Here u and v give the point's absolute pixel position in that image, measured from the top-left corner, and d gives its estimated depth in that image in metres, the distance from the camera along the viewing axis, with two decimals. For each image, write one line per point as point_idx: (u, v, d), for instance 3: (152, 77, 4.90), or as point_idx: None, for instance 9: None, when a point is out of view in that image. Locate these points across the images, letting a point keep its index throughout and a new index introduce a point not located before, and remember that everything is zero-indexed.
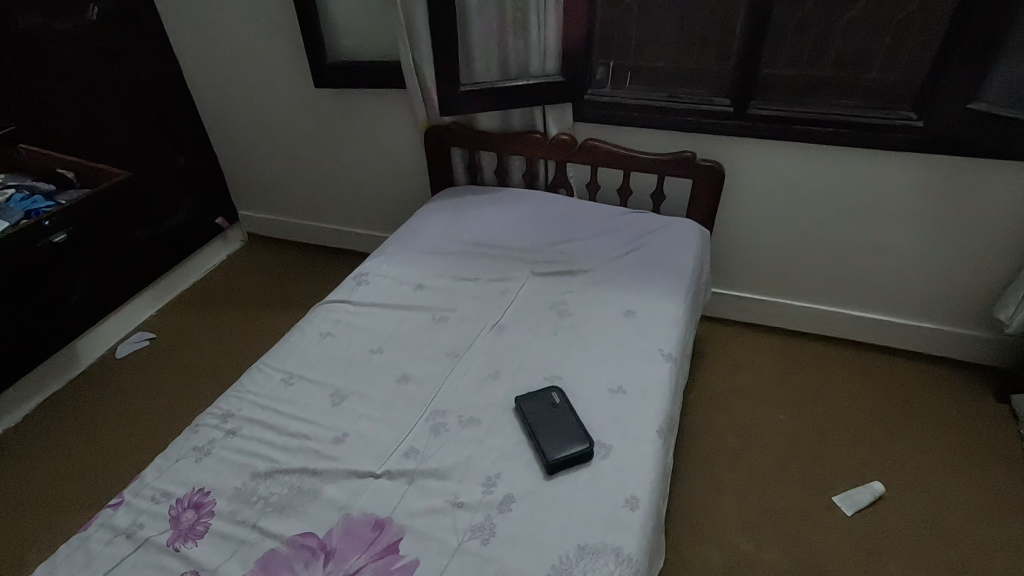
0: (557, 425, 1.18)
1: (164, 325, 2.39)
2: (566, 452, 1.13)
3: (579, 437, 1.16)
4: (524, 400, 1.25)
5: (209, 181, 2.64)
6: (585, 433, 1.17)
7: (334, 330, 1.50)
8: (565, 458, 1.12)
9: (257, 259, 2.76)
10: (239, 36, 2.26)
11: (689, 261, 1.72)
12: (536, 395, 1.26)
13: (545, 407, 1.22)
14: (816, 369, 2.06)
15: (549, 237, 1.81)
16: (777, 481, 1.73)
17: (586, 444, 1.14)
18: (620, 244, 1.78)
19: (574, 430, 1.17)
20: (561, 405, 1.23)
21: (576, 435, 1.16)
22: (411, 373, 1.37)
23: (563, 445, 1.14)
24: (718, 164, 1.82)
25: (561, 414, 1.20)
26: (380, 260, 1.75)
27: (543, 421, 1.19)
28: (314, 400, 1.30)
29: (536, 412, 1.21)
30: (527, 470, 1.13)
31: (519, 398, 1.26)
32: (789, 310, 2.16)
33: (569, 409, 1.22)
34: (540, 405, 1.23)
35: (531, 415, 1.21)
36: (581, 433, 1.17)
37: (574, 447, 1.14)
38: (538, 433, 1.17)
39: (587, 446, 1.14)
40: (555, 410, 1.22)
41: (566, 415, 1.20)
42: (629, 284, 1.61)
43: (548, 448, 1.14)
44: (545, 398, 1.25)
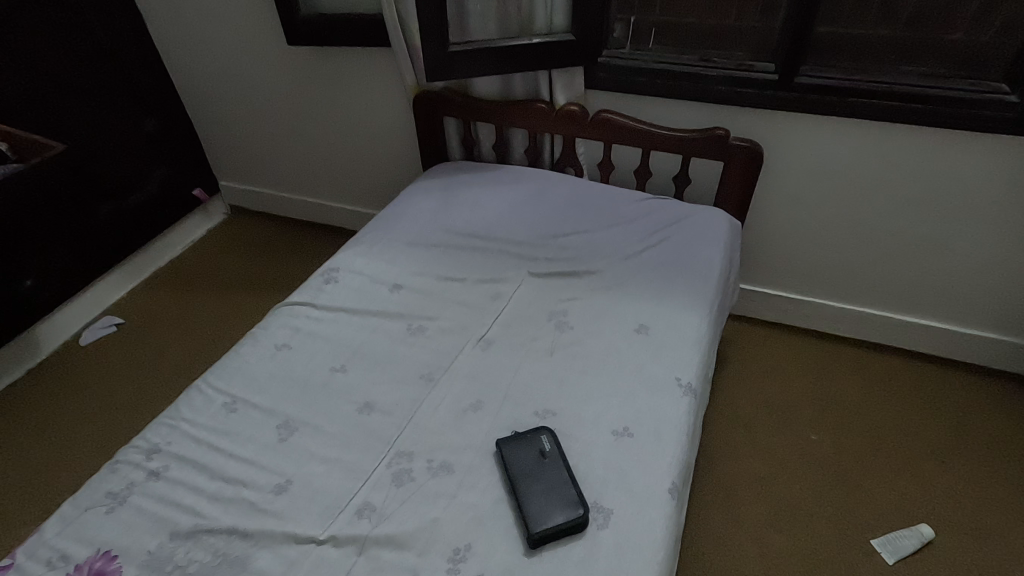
0: (546, 487, 0.96)
1: (134, 309, 2.20)
2: (556, 523, 0.91)
3: (573, 502, 0.94)
4: (506, 445, 1.02)
5: (183, 149, 2.40)
6: (580, 497, 0.95)
7: (291, 341, 1.28)
8: (553, 530, 0.90)
9: (238, 234, 2.53)
10: None
11: (716, 262, 1.45)
12: (523, 439, 1.03)
13: (532, 458, 1.00)
14: (855, 381, 1.80)
15: (551, 229, 1.55)
16: (807, 518, 1.50)
17: (581, 511, 0.93)
18: (635, 238, 1.51)
19: (566, 494, 0.95)
20: (552, 455, 1.00)
21: (568, 499, 0.94)
22: (375, 400, 1.15)
23: (553, 514, 0.92)
24: (755, 145, 1.52)
25: (551, 470, 0.98)
26: (354, 253, 1.52)
27: (529, 478, 0.97)
28: (258, 433, 1.09)
29: (521, 464, 0.99)
30: (504, 541, 0.92)
31: (503, 442, 1.03)
32: (828, 312, 1.88)
33: (562, 461, 1.00)
34: (527, 454, 1.01)
35: (515, 468, 0.99)
36: (575, 497, 0.95)
37: (565, 516, 0.92)
38: (524, 496, 0.95)
39: (582, 515, 0.92)
40: (545, 463, 0.99)
41: (557, 472, 0.98)
42: (644, 291, 1.36)
43: (534, 517, 0.92)
44: (533, 444, 1.02)
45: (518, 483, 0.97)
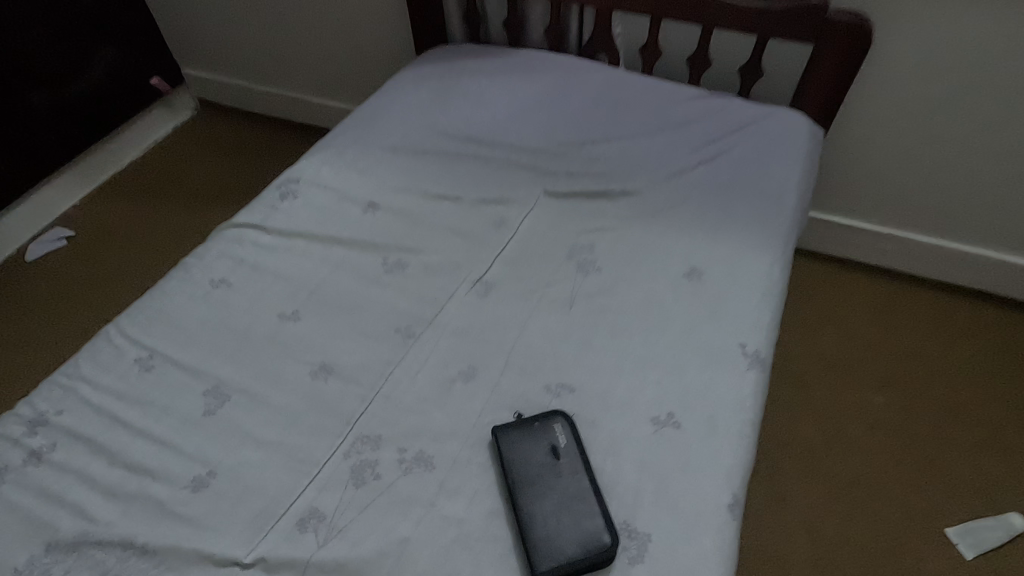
0: (558, 501, 0.70)
1: (87, 220, 1.90)
2: (571, 557, 0.66)
3: (597, 524, 0.68)
4: (504, 435, 0.75)
5: (138, 26, 1.98)
6: (606, 517, 0.69)
7: (231, 276, 0.98)
8: (563, 566, 0.65)
9: (208, 134, 2.17)
10: None
11: (792, 186, 1.09)
12: (529, 429, 0.76)
13: (539, 457, 0.73)
14: (933, 334, 1.49)
15: (575, 135, 1.19)
16: (867, 499, 1.25)
17: (609, 540, 0.67)
18: (687, 149, 1.15)
19: (586, 512, 0.69)
20: (568, 455, 0.74)
21: (589, 521, 0.69)
22: (335, 361, 0.86)
23: (567, 542, 0.67)
24: (863, 21, 1.11)
25: (566, 477, 0.72)
26: (321, 160, 1.18)
27: (535, 487, 0.71)
28: (177, 402, 0.82)
29: (526, 466, 0.73)
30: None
31: (502, 431, 0.76)
32: (911, 249, 1.53)
33: (581, 463, 0.73)
34: (533, 450, 0.74)
35: (515, 472, 0.73)
36: (599, 517, 0.69)
37: (584, 547, 0.67)
38: (526, 514, 0.69)
39: (609, 546, 0.67)
40: (556, 466, 0.73)
41: (574, 477, 0.72)
42: (696, 223, 1.02)
43: (540, 547, 0.67)
44: (541, 436, 0.75)
45: (520, 493, 0.71)
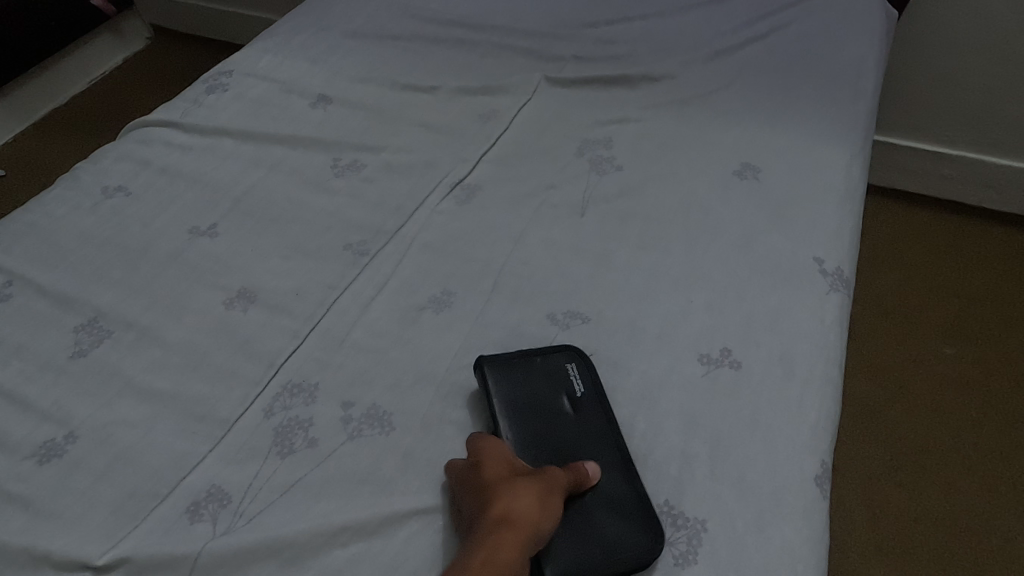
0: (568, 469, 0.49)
1: (18, 156, 1.65)
2: (590, 558, 0.44)
3: (629, 508, 0.47)
4: (492, 369, 0.53)
5: None
6: (641, 497, 0.47)
7: (131, 183, 0.74)
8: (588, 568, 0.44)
9: (161, 65, 1.91)
10: None
11: (866, 68, 0.85)
12: (532, 372, 0.54)
13: (545, 404, 0.52)
14: (1009, 275, 1.25)
15: (585, 13, 0.93)
16: (940, 466, 1.04)
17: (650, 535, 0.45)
18: (731, 26, 0.90)
19: (612, 488, 0.48)
20: (586, 407, 0.52)
21: (618, 501, 0.47)
22: (260, 285, 0.63)
23: (585, 531, 0.46)
24: None
25: (582, 434, 0.50)
26: (260, 47, 0.93)
27: (537, 449, 0.50)
28: (35, 341, 0.59)
29: (528, 421, 0.51)
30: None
31: (493, 368, 0.53)
32: (983, 175, 1.29)
33: (605, 416, 0.51)
34: (535, 394, 0.52)
35: (510, 424, 0.51)
36: (632, 498, 0.47)
37: (615, 541, 0.45)
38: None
39: (649, 542, 0.45)
40: (569, 418, 0.51)
41: (595, 437, 0.50)
42: (747, 111, 0.78)
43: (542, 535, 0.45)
44: (547, 380, 0.53)
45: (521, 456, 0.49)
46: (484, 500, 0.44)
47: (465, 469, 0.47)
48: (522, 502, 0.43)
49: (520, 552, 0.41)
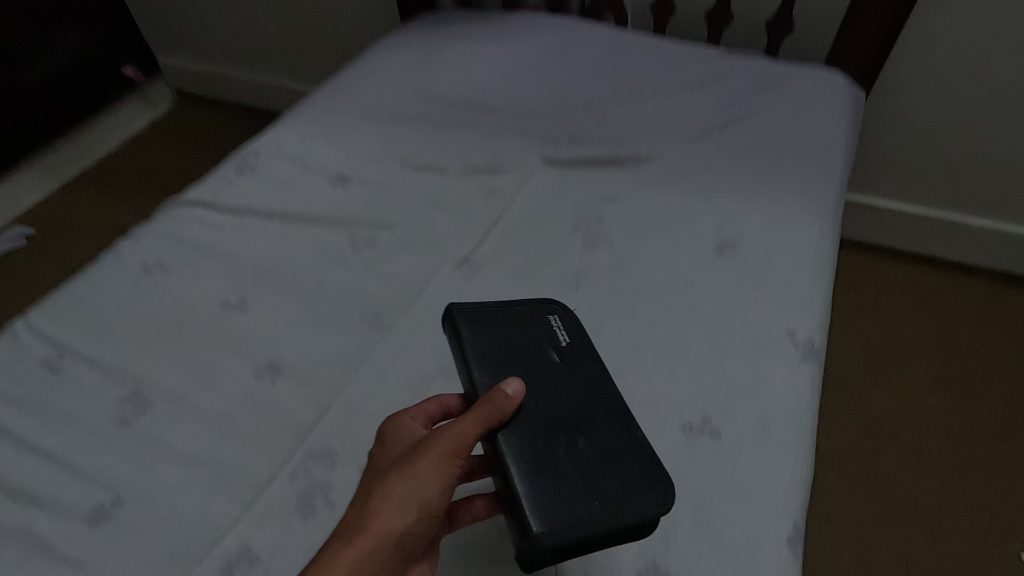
0: (568, 423, 0.54)
1: (49, 216, 1.75)
2: (592, 512, 0.49)
3: (627, 462, 0.52)
4: (462, 317, 0.61)
5: (100, 7, 1.86)
6: (636, 450, 0.53)
7: (169, 259, 0.82)
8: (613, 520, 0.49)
9: (185, 125, 2.03)
10: None
11: (834, 148, 0.94)
12: (507, 323, 0.61)
13: (527, 349, 0.59)
14: (990, 327, 1.31)
15: (578, 98, 1.03)
16: (930, 518, 1.07)
17: (657, 487, 0.51)
18: (712, 111, 1.00)
19: (610, 442, 0.54)
20: (560, 354, 0.59)
21: (614, 454, 0.53)
22: (285, 358, 0.70)
23: (590, 484, 0.51)
24: None
25: (569, 379, 0.57)
26: (284, 129, 1.02)
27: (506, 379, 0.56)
28: (84, 411, 0.66)
29: (495, 357, 0.58)
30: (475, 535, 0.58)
31: (463, 315, 0.61)
32: (960, 233, 1.36)
33: (592, 368, 0.59)
34: (512, 340, 0.59)
35: (483, 366, 0.57)
36: (630, 452, 0.53)
37: (626, 492, 0.51)
38: (500, 437, 0.52)
39: (658, 493, 0.51)
40: (551, 363, 0.58)
41: (581, 387, 0.57)
42: (728, 190, 0.86)
43: (552, 492, 0.50)
44: (526, 332, 0.61)
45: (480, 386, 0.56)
46: (370, 479, 0.50)
47: (380, 443, 0.53)
48: (386, 493, 0.47)
49: (379, 529, 0.46)
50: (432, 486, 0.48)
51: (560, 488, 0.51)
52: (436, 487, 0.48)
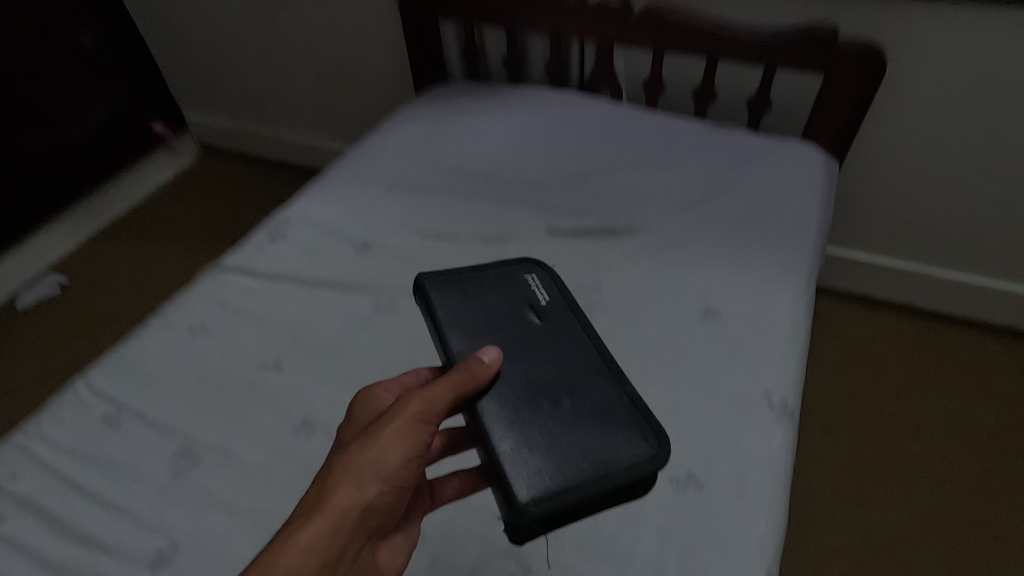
0: (551, 387, 0.65)
1: (80, 264, 1.86)
2: (587, 469, 0.60)
3: (605, 419, 0.64)
4: (429, 285, 0.75)
5: (132, 71, 2.01)
6: (618, 406, 0.65)
7: (211, 322, 0.92)
8: (616, 470, 0.60)
9: (207, 176, 2.14)
10: None
11: (809, 218, 1.04)
12: (473, 287, 0.75)
13: (491, 309, 0.72)
14: (969, 374, 1.39)
15: (577, 171, 1.14)
16: (911, 559, 1.14)
17: (637, 438, 0.62)
18: (697, 182, 1.10)
19: (592, 399, 0.65)
20: (519, 313, 0.72)
21: (598, 410, 0.64)
22: (317, 416, 0.78)
23: (586, 440, 0.62)
24: (870, 49, 1.06)
25: (534, 336, 0.70)
26: (312, 198, 1.13)
27: (466, 332, 0.70)
28: (142, 464, 0.75)
29: (460, 314, 0.71)
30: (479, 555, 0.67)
31: (432, 283, 0.75)
32: (940, 288, 1.44)
33: (553, 327, 0.71)
34: (479, 302, 0.73)
35: (448, 322, 0.71)
36: (613, 407, 0.65)
37: (618, 441, 0.62)
38: (477, 402, 0.63)
39: (654, 449, 0.61)
40: (514, 322, 0.71)
41: (550, 344, 0.69)
42: (712, 260, 0.96)
43: (556, 455, 0.60)
44: (491, 295, 0.74)
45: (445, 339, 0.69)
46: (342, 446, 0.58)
47: (356, 414, 0.62)
48: (351, 456, 0.55)
49: (343, 489, 0.54)
50: (392, 452, 0.56)
51: (562, 449, 0.61)
52: (395, 453, 0.56)
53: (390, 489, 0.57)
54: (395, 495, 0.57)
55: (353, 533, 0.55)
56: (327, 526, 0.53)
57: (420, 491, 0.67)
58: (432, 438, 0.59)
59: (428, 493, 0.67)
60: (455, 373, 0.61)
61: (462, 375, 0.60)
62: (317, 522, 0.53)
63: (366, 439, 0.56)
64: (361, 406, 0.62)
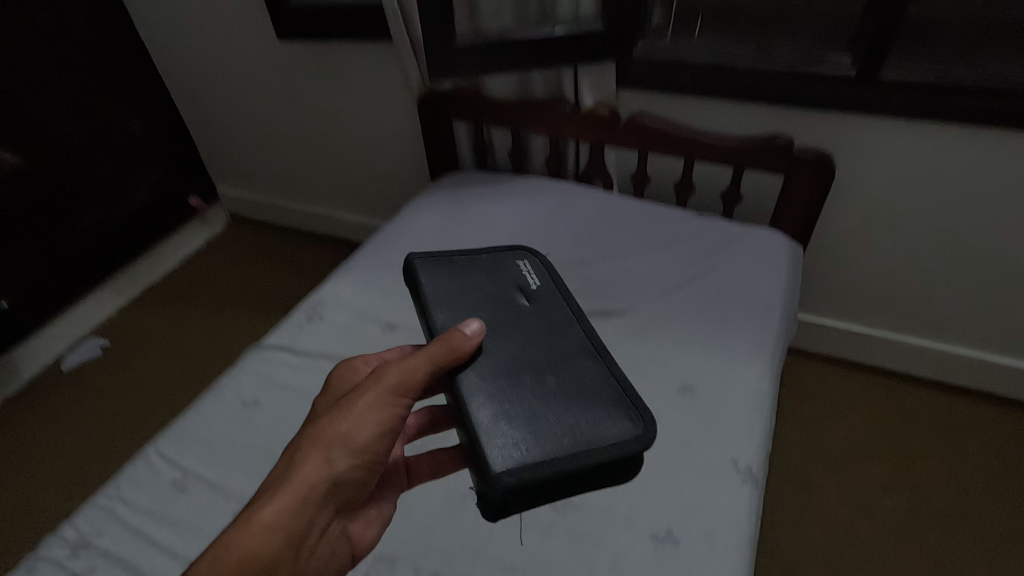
0: (534, 366, 0.79)
1: (121, 328, 2.03)
2: (566, 444, 0.72)
3: (580, 402, 0.76)
4: (425, 272, 0.93)
5: (175, 152, 2.21)
6: (596, 389, 0.78)
7: (261, 396, 1.07)
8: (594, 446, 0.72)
9: (236, 243, 2.33)
10: None
11: (775, 300, 1.20)
12: (458, 269, 0.94)
13: (473, 287, 0.91)
14: (936, 432, 1.52)
15: (574, 256, 1.31)
16: None
17: (613, 418, 0.75)
18: (678, 267, 1.27)
19: (570, 381, 0.78)
20: (498, 292, 0.90)
21: (574, 389, 0.78)
22: None
23: (567, 419, 0.74)
24: (824, 158, 1.24)
25: (514, 314, 0.86)
26: (343, 281, 1.30)
27: (444, 300, 0.88)
28: (209, 523, 0.89)
29: (440, 286, 0.90)
30: None
31: (421, 264, 0.95)
32: (906, 352, 1.58)
33: (530, 308, 0.88)
34: (463, 281, 0.92)
35: (430, 291, 0.90)
36: (592, 389, 0.78)
37: (594, 420, 0.75)
38: (456, 374, 0.76)
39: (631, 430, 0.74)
40: (494, 300, 0.89)
41: (530, 324, 0.85)
42: (691, 340, 1.11)
43: (539, 431, 0.73)
44: (476, 277, 0.93)
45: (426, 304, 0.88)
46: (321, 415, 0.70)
47: (341, 387, 0.78)
48: (326, 427, 0.67)
49: (317, 458, 0.66)
50: (363, 426, 0.68)
51: (546, 425, 0.73)
52: (365, 427, 0.68)
53: (359, 459, 0.69)
54: (364, 465, 0.69)
55: (323, 497, 0.67)
56: (302, 490, 0.65)
57: (398, 472, 0.84)
58: (402, 412, 0.70)
59: (405, 472, 0.85)
60: (429, 349, 0.73)
61: (434, 351, 0.73)
62: (294, 487, 0.65)
63: (339, 414, 0.68)
64: (342, 377, 0.79)
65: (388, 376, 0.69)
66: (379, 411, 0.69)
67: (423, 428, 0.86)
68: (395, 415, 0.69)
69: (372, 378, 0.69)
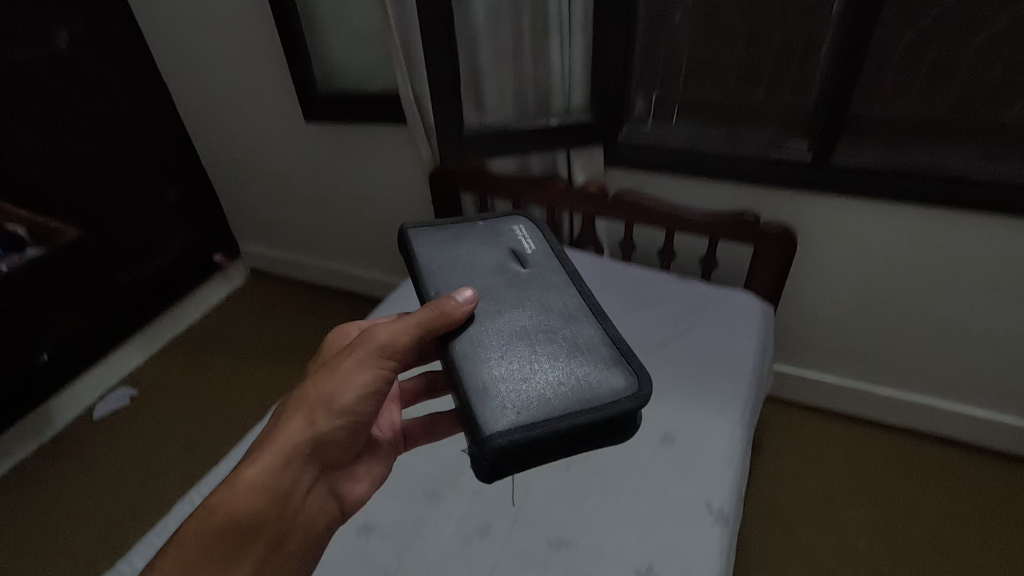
0: (526, 329, 0.84)
1: (149, 377, 2.18)
2: (558, 407, 0.76)
3: (573, 367, 0.80)
4: (420, 243, 0.99)
5: (204, 215, 2.41)
6: (589, 354, 0.82)
7: None
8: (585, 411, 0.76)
9: (256, 297, 2.51)
10: (230, 77, 2.04)
11: (748, 357, 1.34)
12: (454, 238, 1.00)
13: (470, 254, 0.96)
14: (907, 476, 1.64)
15: None
16: None
17: (605, 381, 0.79)
18: (661, 326, 1.42)
19: (563, 345, 0.83)
20: (492, 257, 0.95)
21: (566, 354, 0.82)
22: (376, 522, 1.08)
23: (558, 384, 0.78)
24: (787, 232, 1.40)
25: (508, 279, 0.91)
26: None
27: (439, 270, 0.94)
28: None
29: (438, 256, 0.96)
30: None
31: (417, 235, 1.01)
32: (876, 401, 1.72)
33: (522, 272, 0.93)
34: (459, 249, 0.97)
35: (425, 262, 0.96)
36: (585, 355, 0.82)
37: (587, 384, 0.78)
38: (449, 340, 0.83)
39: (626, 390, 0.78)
40: (488, 265, 0.94)
41: (523, 289, 0.90)
42: (672, 394, 1.25)
43: (532, 394, 0.77)
44: (472, 244, 0.98)
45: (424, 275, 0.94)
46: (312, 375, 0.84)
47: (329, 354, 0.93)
48: (315, 386, 0.81)
49: (304, 414, 0.80)
50: (346, 384, 0.81)
51: (540, 389, 0.77)
52: (349, 385, 0.81)
53: (343, 416, 0.82)
54: (347, 421, 0.82)
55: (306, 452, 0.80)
56: (288, 444, 0.78)
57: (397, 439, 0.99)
58: (386, 372, 0.83)
59: (403, 438, 1.00)
60: (418, 312, 0.83)
61: (422, 314, 0.82)
62: (282, 441, 0.78)
63: (326, 375, 0.81)
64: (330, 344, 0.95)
65: (372, 339, 0.81)
66: (358, 371, 0.81)
67: (421, 393, 1.03)
68: (377, 373, 0.82)
69: (361, 341, 0.82)
